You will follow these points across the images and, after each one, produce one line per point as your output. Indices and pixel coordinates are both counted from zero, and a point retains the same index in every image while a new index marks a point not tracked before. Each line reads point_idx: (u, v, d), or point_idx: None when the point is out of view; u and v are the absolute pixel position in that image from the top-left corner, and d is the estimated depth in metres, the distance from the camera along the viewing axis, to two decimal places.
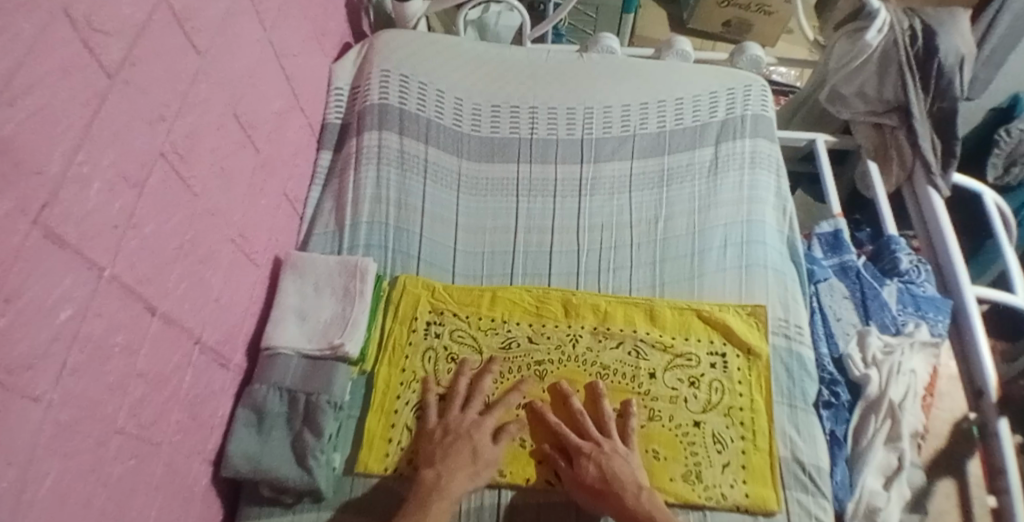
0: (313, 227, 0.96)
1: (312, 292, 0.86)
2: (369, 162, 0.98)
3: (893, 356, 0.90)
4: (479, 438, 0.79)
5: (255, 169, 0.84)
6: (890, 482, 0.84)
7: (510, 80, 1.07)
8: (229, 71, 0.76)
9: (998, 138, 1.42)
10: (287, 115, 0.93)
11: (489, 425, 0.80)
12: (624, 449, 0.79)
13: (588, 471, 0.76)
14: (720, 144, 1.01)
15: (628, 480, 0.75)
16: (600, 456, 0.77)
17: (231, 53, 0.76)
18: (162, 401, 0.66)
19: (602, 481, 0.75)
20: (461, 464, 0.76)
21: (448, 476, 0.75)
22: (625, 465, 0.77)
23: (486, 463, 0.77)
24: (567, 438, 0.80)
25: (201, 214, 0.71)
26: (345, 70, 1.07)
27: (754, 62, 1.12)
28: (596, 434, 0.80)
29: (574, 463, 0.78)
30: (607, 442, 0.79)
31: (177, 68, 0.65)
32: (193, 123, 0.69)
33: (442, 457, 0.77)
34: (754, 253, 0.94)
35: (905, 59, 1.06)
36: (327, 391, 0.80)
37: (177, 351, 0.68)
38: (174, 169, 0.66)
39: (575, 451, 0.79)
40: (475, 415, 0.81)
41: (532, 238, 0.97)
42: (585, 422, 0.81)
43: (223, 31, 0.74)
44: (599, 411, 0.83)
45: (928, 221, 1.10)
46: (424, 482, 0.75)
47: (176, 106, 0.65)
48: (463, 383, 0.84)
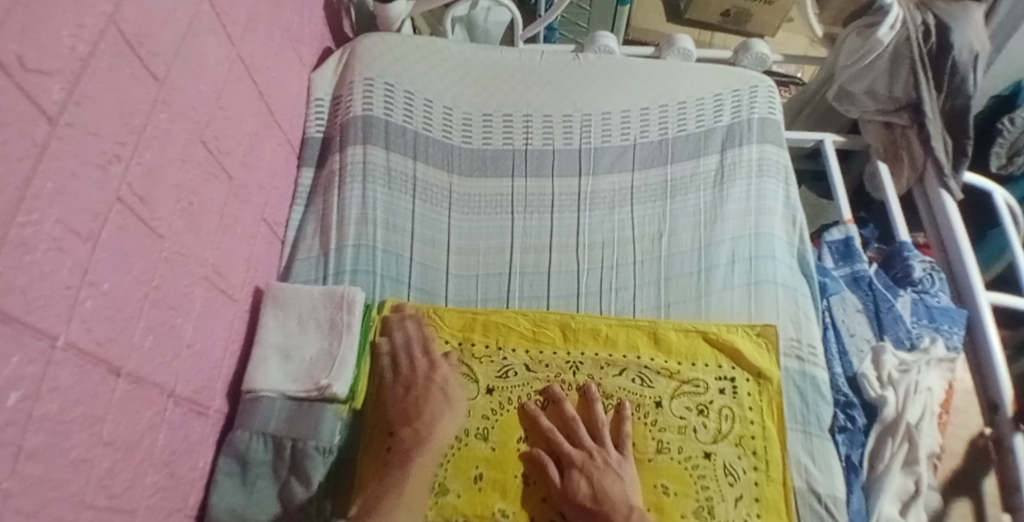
0: (295, 252, 0.90)
1: (295, 328, 0.80)
2: (354, 180, 0.92)
3: (909, 375, 0.87)
4: (441, 381, 0.81)
5: (228, 198, 0.77)
6: (907, 507, 0.82)
7: (501, 87, 1.00)
8: (193, 97, 0.69)
9: (1000, 127, 1.36)
10: (262, 134, 0.86)
11: (445, 370, 0.82)
12: (618, 458, 0.76)
13: (580, 487, 0.74)
14: (726, 152, 0.96)
15: (620, 500, 0.72)
16: (592, 469, 0.75)
17: (194, 77, 0.70)
18: (133, 465, 0.61)
19: (595, 501, 0.73)
20: (436, 410, 0.79)
21: (427, 428, 0.77)
22: (618, 481, 0.74)
23: (456, 402, 0.80)
24: (558, 446, 0.77)
25: (165, 258, 0.65)
26: (324, 79, 1.00)
27: (759, 61, 1.06)
28: (590, 442, 0.78)
29: (564, 477, 0.76)
30: (600, 452, 0.76)
31: (131, 100, 0.59)
32: (153, 159, 0.62)
33: (416, 410, 0.79)
34: (763, 269, 0.89)
35: (918, 55, 1.01)
36: (315, 436, 0.76)
37: (148, 410, 0.63)
38: (134, 214, 0.59)
39: (567, 462, 0.77)
40: (427, 362, 0.83)
41: (529, 258, 0.92)
42: (579, 429, 0.79)
43: (184, 53, 0.67)
44: (592, 415, 0.80)
45: (939, 222, 1.05)
46: (403, 439, 0.77)
47: (133, 143, 0.59)
48: (400, 334, 0.84)
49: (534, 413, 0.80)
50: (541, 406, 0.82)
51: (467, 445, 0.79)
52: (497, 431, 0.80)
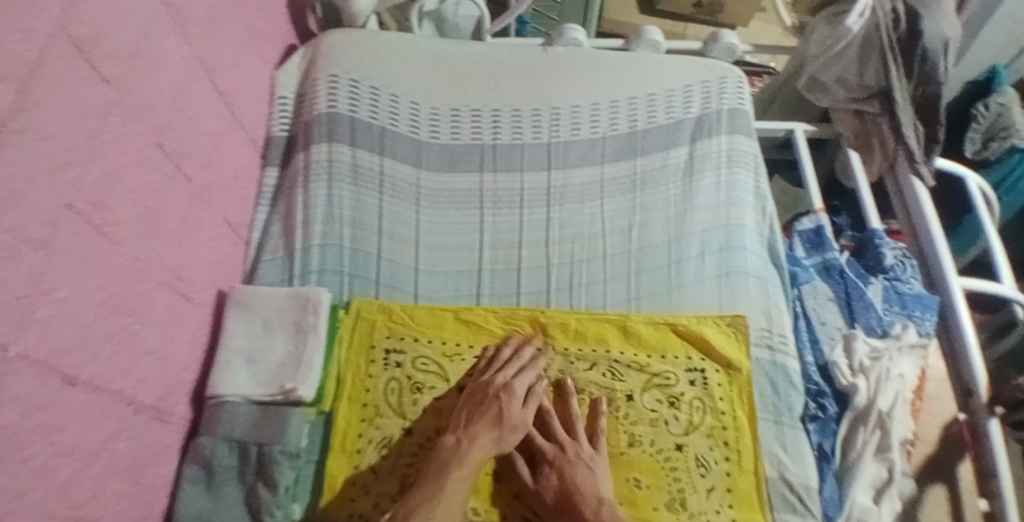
0: (261, 253, 0.88)
1: (260, 331, 0.79)
2: (319, 179, 0.90)
3: (880, 362, 0.87)
4: (506, 399, 0.77)
5: (188, 200, 0.76)
6: (880, 495, 0.81)
7: (469, 82, 0.99)
8: (148, 98, 0.67)
9: (975, 113, 1.38)
10: (224, 135, 0.84)
11: (519, 389, 0.78)
12: (588, 449, 0.76)
13: (550, 483, 0.75)
14: (695, 143, 0.95)
15: (589, 492, 0.72)
16: (561, 461, 0.75)
17: (151, 78, 0.68)
18: (96, 474, 0.60)
19: (563, 494, 0.73)
20: (485, 427, 0.75)
21: (469, 441, 0.74)
22: (587, 472, 0.74)
23: (512, 425, 0.76)
24: (533, 441, 0.79)
25: (121, 263, 0.63)
26: (288, 76, 0.98)
27: (729, 51, 1.05)
28: (564, 435, 0.78)
29: (535, 474, 0.76)
30: (571, 444, 0.77)
31: (85, 104, 0.57)
32: (109, 163, 0.61)
33: (465, 425, 0.75)
34: (733, 260, 0.89)
35: (887, 42, 1.01)
36: (281, 440, 0.74)
37: (109, 418, 0.62)
38: (90, 220, 0.58)
39: (541, 458, 0.77)
40: (502, 378, 0.79)
41: (499, 255, 0.91)
42: (552, 422, 0.79)
43: (139, 54, 0.66)
44: (568, 409, 0.80)
45: (911, 210, 1.05)
46: (444, 450, 0.73)
47: (86, 148, 0.57)
48: (491, 350, 0.82)
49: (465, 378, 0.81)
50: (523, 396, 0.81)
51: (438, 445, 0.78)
52: None
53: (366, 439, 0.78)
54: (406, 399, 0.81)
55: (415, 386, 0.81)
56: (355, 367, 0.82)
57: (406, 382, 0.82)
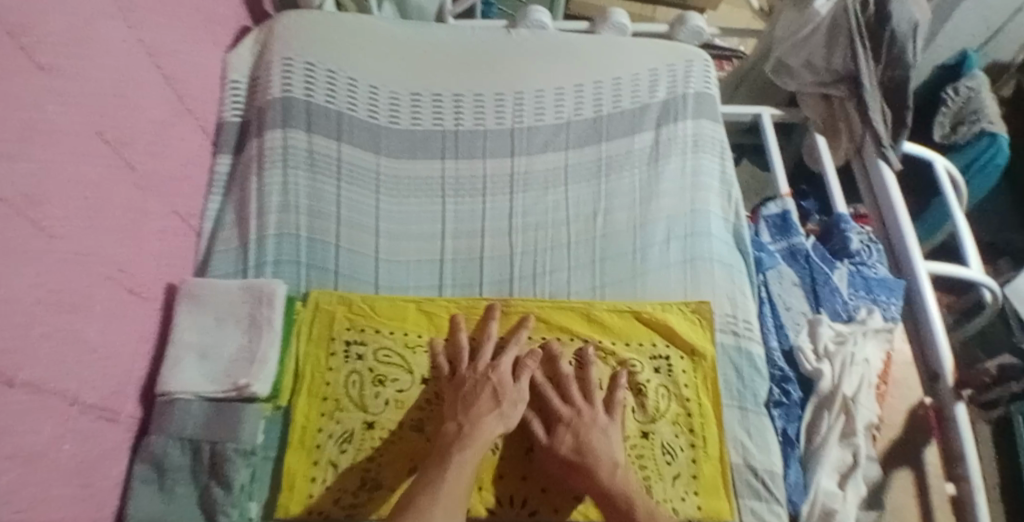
0: (213, 244, 0.85)
1: (212, 325, 0.76)
2: (274, 164, 0.87)
3: (845, 347, 0.86)
4: (498, 379, 0.76)
5: (133, 190, 0.72)
6: (845, 480, 0.80)
7: (430, 66, 0.96)
8: (85, 84, 0.64)
9: (945, 96, 1.39)
10: (172, 122, 0.81)
11: (505, 365, 0.77)
12: (600, 414, 0.75)
13: (563, 440, 0.73)
14: (661, 128, 0.94)
15: (603, 454, 0.71)
16: (577, 423, 0.74)
17: (87, 62, 0.64)
18: (38, 479, 0.57)
19: (577, 453, 0.72)
20: (486, 409, 0.73)
21: (470, 424, 0.72)
22: (603, 437, 0.73)
23: (512, 402, 0.75)
24: (548, 402, 0.77)
25: (58, 258, 0.60)
26: (241, 60, 0.95)
27: (695, 34, 1.04)
28: (579, 399, 0.76)
29: (550, 432, 0.75)
30: (588, 410, 0.75)
31: (14, 92, 0.54)
32: (44, 155, 0.58)
33: (464, 408, 0.73)
34: (699, 245, 0.88)
35: (856, 25, 1.00)
36: (235, 438, 0.72)
37: (50, 420, 0.59)
38: (24, 215, 0.55)
39: (555, 418, 0.76)
40: (487, 362, 0.78)
41: (461, 244, 0.89)
42: (568, 385, 0.78)
43: (74, 38, 0.62)
44: (587, 377, 0.79)
45: (878, 194, 1.05)
46: (448, 435, 0.71)
47: (16, 138, 0.54)
48: (463, 337, 0.80)
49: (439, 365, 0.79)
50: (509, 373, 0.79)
51: (400, 438, 0.76)
52: (432, 422, 0.77)
53: (326, 433, 0.76)
54: (367, 392, 0.78)
55: (376, 379, 0.79)
56: (313, 360, 0.80)
57: (369, 375, 0.79)
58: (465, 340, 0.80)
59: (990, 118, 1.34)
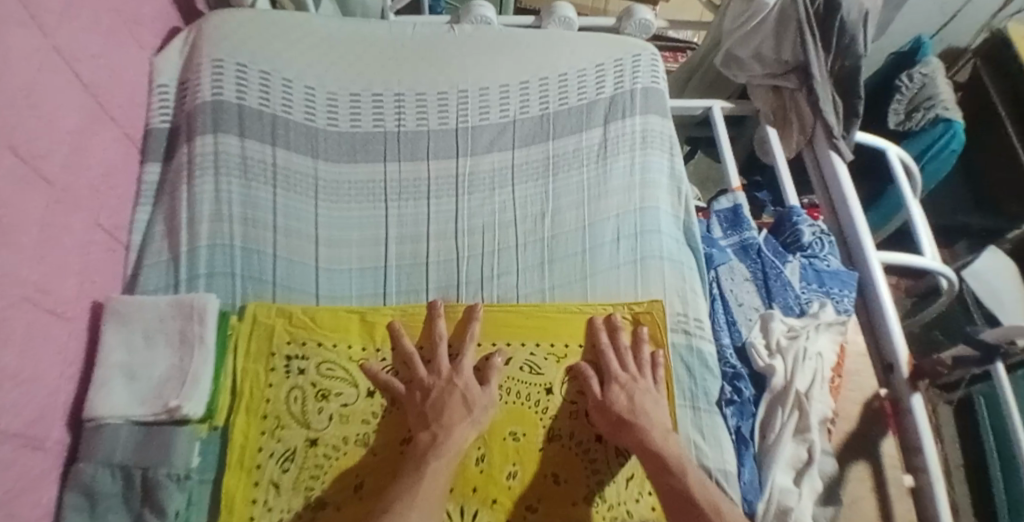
0: (142, 258, 0.81)
1: (141, 344, 0.73)
2: (204, 172, 0.84)
3: (798, 341, 0.86)
4: (465, 385, 0.75)
5: (51, 205, 0.67)
6: (801, 476, 0.79)
7: (369, 64, 0.94)
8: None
9: (899, 84, 1.39)
10: (91, 130, 0.75)
11: (467, 369, 0.77)
12: (651, 384, 0.78)
13: (618, 398, 0.75)
14: (609, 125, 0.93)
15: (655, 419, 0.74)
16: (632, 387, 0.77)
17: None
18: None
19: (631, 413, 0.74)
20: (457, 417, 0.72)
21: (445, 434, 0.70)
22: (655, 406, 0.76)
23: (482, 408, 0.74)
24: (606, 363, 0.79)
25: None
26: (168, 63, 0.90)
27: (643, 27, 1.02)
28: (632, 367, 0.79)
29: (605, 390, 0.77)
30: (640, 378, 0.78)
31: None
32: None
33: (435, 417, 0.72)
34: (648, 244, 0.87)
35: (804, 17, 0.99)
36: (167, 462, 0.69)
37: None
38: None
39: (609, 377, 0.78)
40: (448, 365, 0.77)
41: (406, 250, 0.86)
42: (625, 355, 0.80)
43: None
44: (639, 351, 0.81)
45: (830, 186, 1.04)
46: (420, 445, 0.70)
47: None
48: (409, 345, 0.78)
49: (388, 381, 0.76)
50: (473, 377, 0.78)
51: (346, 453, 0.74)
52: (379, 434, 0.75)
53: (266, 453, 0.73)
54: (310, 407, 0.75)
55: (319, 394, 0.76)
56: (250, 374, 0.76)
57: (311, 389, 0.76)
58: (412, 348, 0.78)
59: (945, 104, 1.35)
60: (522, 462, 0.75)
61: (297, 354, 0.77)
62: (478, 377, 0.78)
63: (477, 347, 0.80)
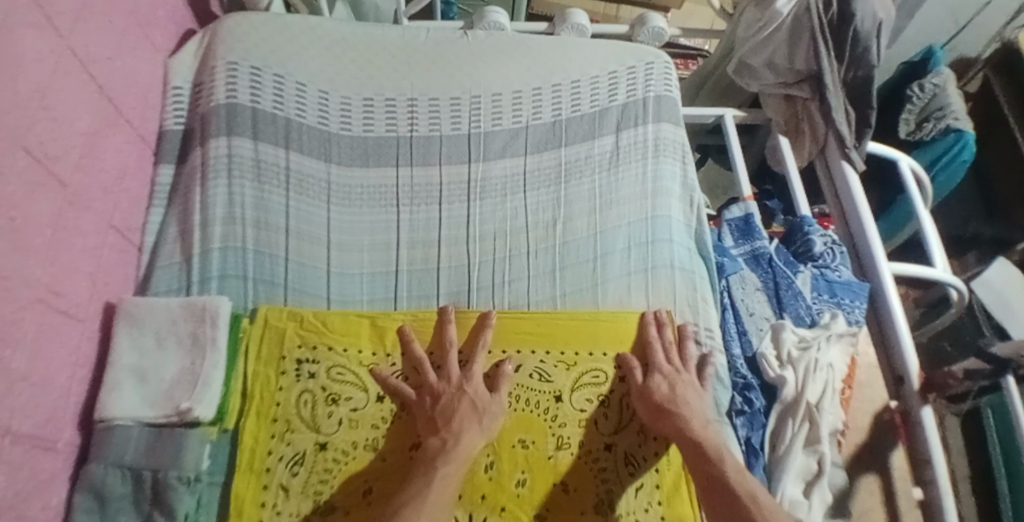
0: (155, 260, 0.81)
1: (153, 347, 0.73)
2: (218, 175, 0.84)
3: (809, 352, 0.85)
4: (474, 391, 0.75)
5: (63, 207, 0.66)
6: (811, 488, 0.79)
7: (382, 68, 0.94)
8: (9, 99, 0.58)
9: (910, 94, 1.38)
10: (104, 132, 0.75)
11: (478, 376, 0.76)
12: (694, 379, 0.78)
13: (660, 387, 0.76)
14: (621, 133, 0.93)
15: (697, 410, 0.75)
16: (675, 379, 0.77)
17: (10, 77, 0.58)
18: None
19: (672, 402, 0.75)
20: (467, 423, 0.72)
21: (454, 440, 0.70)
22: (697, 399, 0.76)
23: (491, 415, 0.73)
24: (651, 353, 0.80)
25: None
26: (183, 65, 0.91)
27: (656, 35, 1.02)
28: (677, 359, 0.80)
29: (647, 378, 0.78)
30: (685, 370, 0.79)
31: None
32: None
33: (445, 423, 0.72)
34: (660, 252, 0.87)
35: (818, 25, 0.98)
36: (176, 465, 0.69)
37: None
38: None
39: (654, 367, 0.78)
40: (458, 372, 0.77)
41: (417, 255, 0.87)
42: (672, 351, 0.80)
43: None
44: (685, 348, 0.81)
45: (841, 195, 1.04)
46: (429, 450, 0.70)
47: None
48: (419, 350, 0.78)
49: (398, 387, 0.76)
50: (483, 384, 0.78)
51: (355, 458, 0.74)
52: (388, 440, 0.75)
53: (276, 456, 0.72)
54: (320, 411, 0.75)
55: (330, 398, 0.76)
56: (261, 376, 0.76)
57: (321, 393, 0.76)
58: (422, 352, 0.78)
59: (956, 115, 1.34)
60: (531, 470, 0.75)
61: (307, 357, 0.77)
62: (489, 383, 0.78)
63: (488, 353, 0.80)
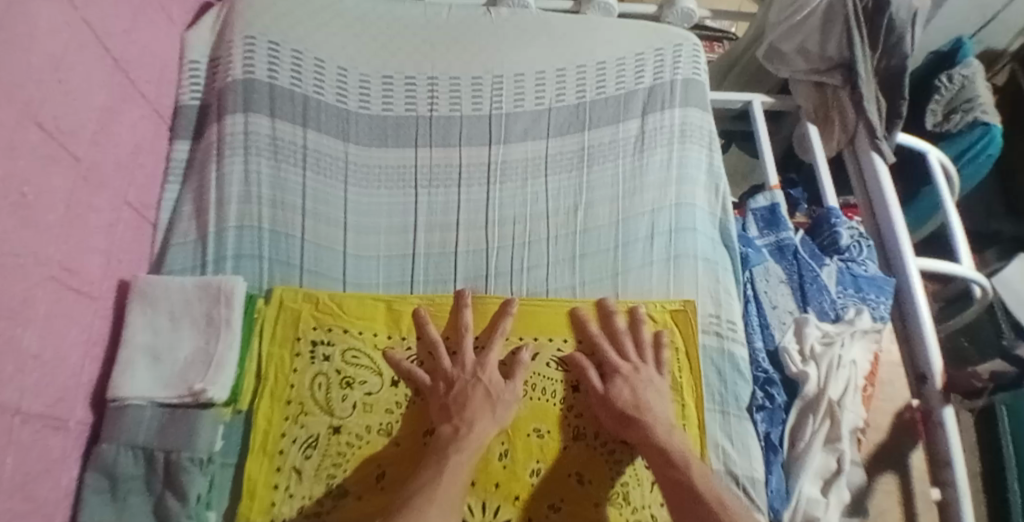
0: (170, 237, 0.80)
1: (167, 326, 0.72)
2: (235, 151, 0.82)
3: (833, 349, 0.84)
4: (489, 379, 0.73)
5: (77, 183, 0.65)
6: (828, 486, 0.78)
7: (402, 46, 0.91)
8: (23, 73, 0.56)
9: (938, 84, 1.34)
10: (119, 106, 0.73)
11: (492, 364, 0.75)
12: (652, 374, 0.76)
13: (622, 392, 0.73)
14: (646, 117, 0.90)
15: (660, 414, 0.72)
16: (634, 379, 0.75)
17: (23, 49, 0.56)
18: None
19: (636, 408, 0.72)
20: (480, 411, 0.70)
21: (467, 427, 0.69)
22: (659, 399, 0.74)
23: (504, 404, 0.72)
24: (603, 352, 0.77)
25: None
26: (200, 39, 0.89)
27: (685, 16, 0.99)
28: (634, 356, 0.77)
29: (606, 383, 0.75)
30: (643, 368, 0.76)
31: None
32: None
33: (458, 410, 0.71)
34: (683, 241, 0.85)
35: (853, 12, 0.95)
36: (189, 446, 0.68)
37: None
38: None
39: (611, 369, 0.76)
40: (473, 357, 0.75)
41: (434, 239, 0.85)
42: (644, 350, 0.78)
43: (10, 18, 0.54)
44: (639, 335, 0.79)
45: (869, 188, 1.01)
46: (442, 437, 0.69)
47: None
48: (434, 332, 0.77)
49: (411, 371, 0.75)
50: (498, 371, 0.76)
51: (368, 442, 0.73)
52: (402, 425, 0.74)
53: (289, 438, 0.72)
54: (334, 394, 0.74)
55: (344, 381, 0.75)
56: (275, 358, 0.75)
57: (335, 376, 0.75)
58: (438, 335, 0.77)
59: (984, 107, 1.30)
60: (545, 460, 0.74)
61: (321, 339, 0.76)
62: (505, 369, 0.76)
63: (505, 341, 0.78)
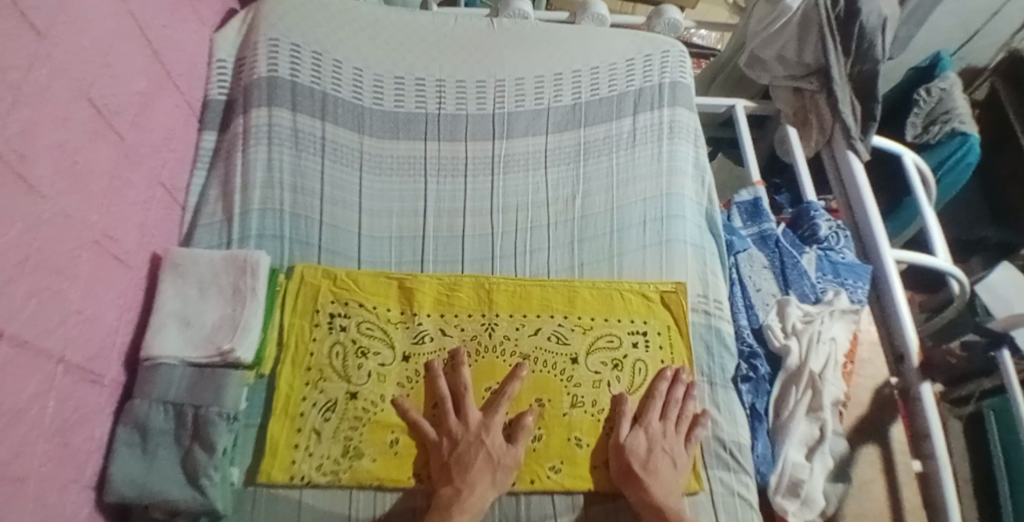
0: (197, 218, 0.87)
1: (194, 295, 0.78)
2: (258, 142, 0.90)
3: (813, 325, 0.90)
4: (491, 443, 0.74)
5: (118, 158, 0.72)
6: (812, 452, 0.83)
7: (414, 49, 1.00)
8: (77, 54, 0.64)
9: (918, 98, 1.42)
10: (155, 95, 0.81)
11: (497, 426, 0.76)
12: (679, 442, 0.78)
13: (638, 447, 0.77)
14: (638, 115, 0.99)
15: (666, 483, 0.74)
16: (658, 440, 0.77)
17: (77, 32, 0.64)
18: (24, 433, 0.56)
19: (642, 465, 0.75)
20: (479, 474, 0.72)
21: (468, 491, 0.71)
22: (672, 466, 0.76)
23: (504, 469, 0.74)
24: (647, 407, 0.80)
25: (48, 222, 0.60)
26: (227, 40, 0.98)
27: (671, 27, 1.08)
28: (670, 420, 0.79)
29: (630, 432, 0.78)
30: (673, 435, 0.78)
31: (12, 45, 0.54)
32: (33, 116, 0.57)
33: (459, 472, 0.72)
34: (673, 228, 0.92)
35: (826, 20, 1.03)
36: (217, 402, 0.73)
37: (36, 376, 0.58)
38: (15, 172, 0.55)
39: (643, 423, 0.79)
40: (476, 421, 0.76)
41: (442, 223, 0.92)
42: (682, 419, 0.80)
43: (64, 8, 0.62)
44: (685, 407, 0.81)
45: (847, 185, 1.09)
46: (441, 498, 0.71)
47: (7, 99, 0.53)
48: (443, 384, 0.79)
49: (417, 423, 0.77)
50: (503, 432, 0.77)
51: (384, 409, 0.78)
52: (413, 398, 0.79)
53: (309, 402, 0.78)
54: (350, 363, 0.80)
55: (360, 351, 0.81)
56: (297, 327, 0.82)
57: (351, 346, 0.81)
58: (446, 387, 0.79)
59: (963, 117, 1.37)
60: (546, 427, 0.79)
61: (339, 314, 0.82)
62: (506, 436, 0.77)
63: (513, 401, 0.79)
